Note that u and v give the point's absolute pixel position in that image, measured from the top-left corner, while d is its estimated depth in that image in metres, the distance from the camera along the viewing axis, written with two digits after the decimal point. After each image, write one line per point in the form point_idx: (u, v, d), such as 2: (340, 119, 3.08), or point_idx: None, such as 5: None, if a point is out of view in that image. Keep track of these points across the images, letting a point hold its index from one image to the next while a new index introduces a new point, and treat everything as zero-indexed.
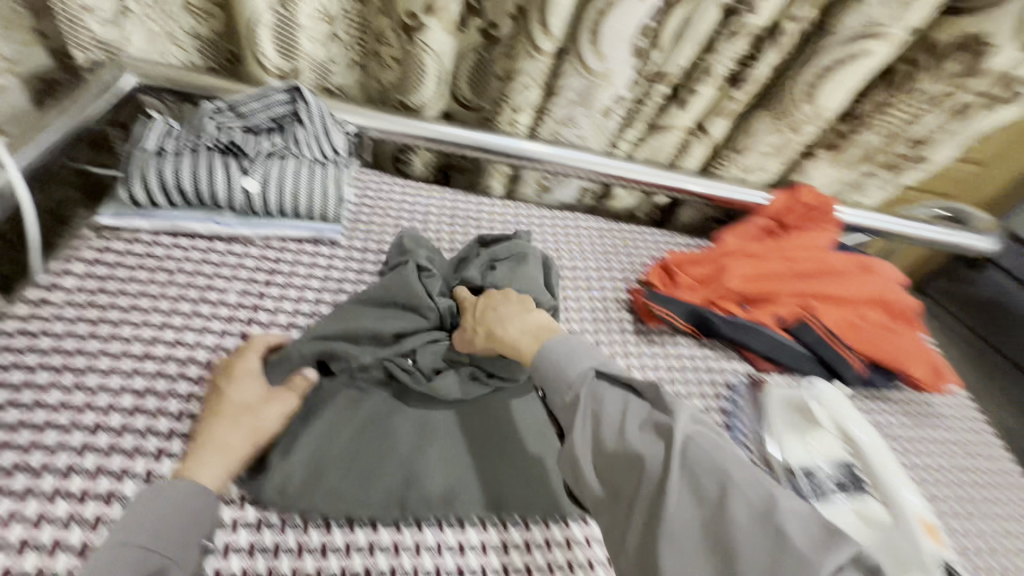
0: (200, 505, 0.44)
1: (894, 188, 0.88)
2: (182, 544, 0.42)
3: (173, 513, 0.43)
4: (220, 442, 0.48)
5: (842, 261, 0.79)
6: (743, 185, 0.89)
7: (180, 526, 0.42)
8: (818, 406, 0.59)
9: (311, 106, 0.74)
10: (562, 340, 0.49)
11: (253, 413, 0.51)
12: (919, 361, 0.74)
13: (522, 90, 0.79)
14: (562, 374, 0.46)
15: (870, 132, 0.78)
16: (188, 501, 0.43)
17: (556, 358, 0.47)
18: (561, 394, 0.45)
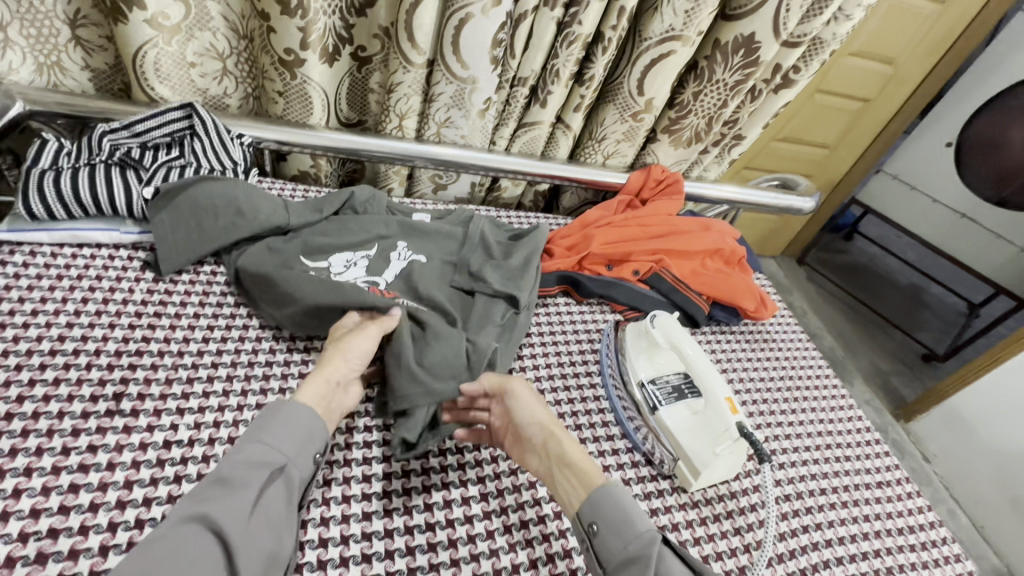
0: (309, 423, 0.57)
1: (724, 162, 1.09)
2: (303, 457, 0.55)
3: (291, 426, 0.55)
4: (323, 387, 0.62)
5: (685, 222, 0.96)
6: (604, 168, 1.04)
7: (291, 433, 0.55)
8: (653, 329, 0.73)
9: (205, 121, 0.81)
10: (606, 496, 0.57)
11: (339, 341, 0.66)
12: (675, 277, 0.90)
13: (403, 97, 0.90)
14: (631, 526, 0.55)
15: (692, 117, 0.96)
16: (303, 421, 0.56)
17: (622, 511, 0.55)
18: (622, 541, 0.54)
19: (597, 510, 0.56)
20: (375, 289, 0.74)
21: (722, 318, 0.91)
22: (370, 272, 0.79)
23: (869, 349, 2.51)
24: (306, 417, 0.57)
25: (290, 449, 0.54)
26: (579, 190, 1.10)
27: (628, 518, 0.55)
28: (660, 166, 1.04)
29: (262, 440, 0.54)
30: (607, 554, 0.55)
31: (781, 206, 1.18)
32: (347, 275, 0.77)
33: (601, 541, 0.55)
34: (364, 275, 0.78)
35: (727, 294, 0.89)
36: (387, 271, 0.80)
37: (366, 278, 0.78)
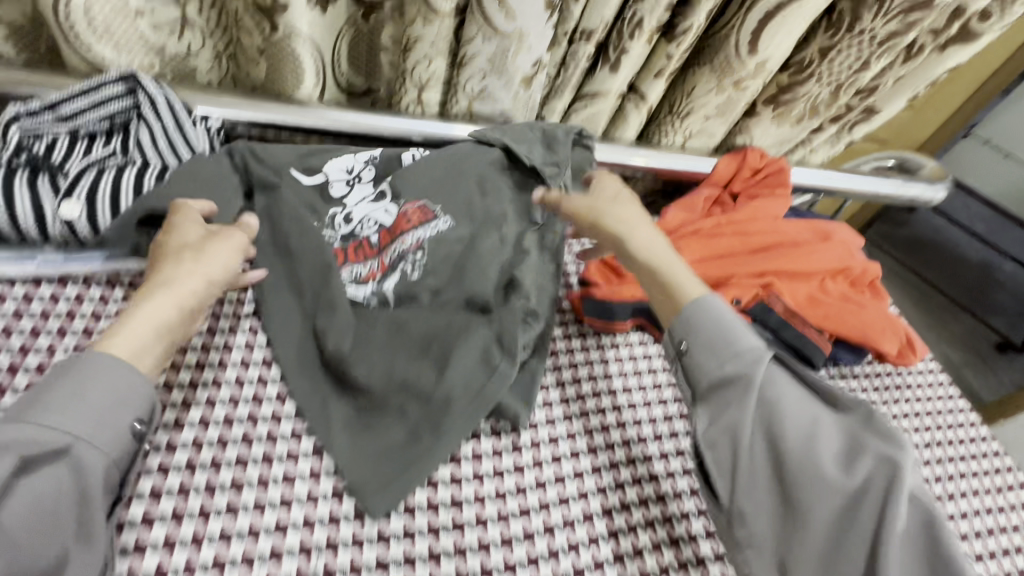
0: (125, 389, 0.43)
1: (840, 143, 0.83)
2: (107, 430, 0.41)
3: (98, 389, 0.42)
4: (164, 285, 0.48)
5: (796, 229, 0.72)
6: (685, 151, 0.79)
7: (99, 403, 0.41)
8: None
9: (153, 99, 0.58)
10: (705, 316, 0.52)
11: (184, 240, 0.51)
12: (789, 308, 0.66)
13: (423, 60, 0.66)
14: (732, 344, 0.51)
15: (815, 83, 0.70)
16: (110, 381, 0.42)
17: (715, 328, 0.51)
18: (717, 360, 0.51)
19: (692, 327, 0.52)
20: (386, 235, 0.61)
21: (847, 361, 0.69)
22: (379, 185, 0.64)
23: (935, 339, 2.25)
24: (129, 371, 0.43)
25: (104, 437, 0.41)
26: (646, 179, 0.86)
27: (722, 332, 0.51)
28: (757, 150, 0.79)
29: (40, 418, 0.40)
30: (698, 372, 0.52)
31: (901, 196, 0.93)
32: (350, 197, 0.62)
33: (691, 360, 0.52)
34: (373, 190, 0.64)
35: (860, 332, 0.66)
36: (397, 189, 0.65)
37: (375, 194, 0.63)
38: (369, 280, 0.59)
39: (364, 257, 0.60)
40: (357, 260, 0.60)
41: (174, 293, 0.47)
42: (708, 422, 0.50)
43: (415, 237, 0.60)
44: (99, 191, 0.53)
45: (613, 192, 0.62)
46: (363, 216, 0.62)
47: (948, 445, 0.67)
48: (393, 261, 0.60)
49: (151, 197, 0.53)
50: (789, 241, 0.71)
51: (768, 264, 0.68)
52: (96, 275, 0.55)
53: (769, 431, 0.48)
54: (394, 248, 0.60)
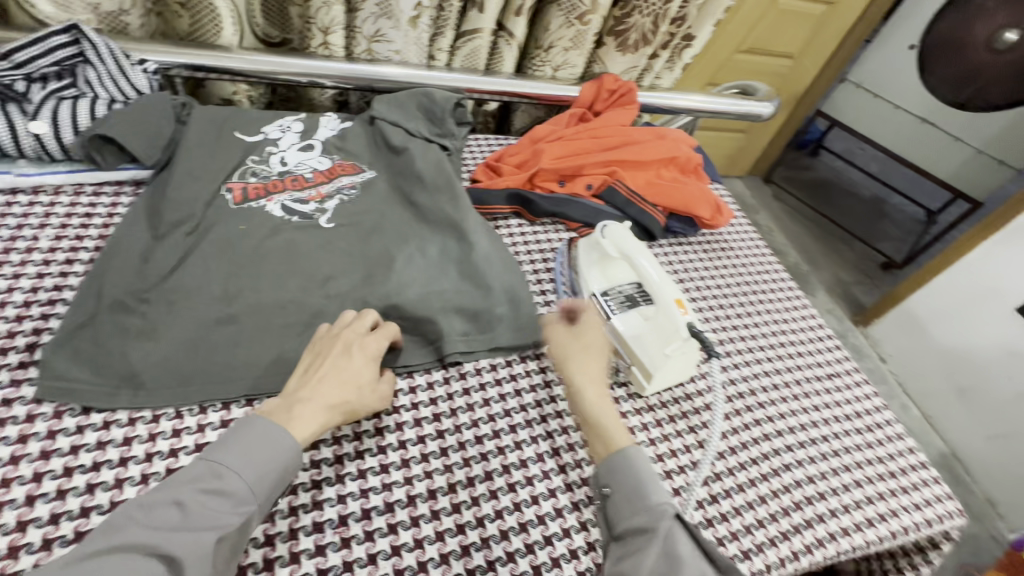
0: (290, 458, 0.48)
1: (679, 68, 1.03)
2: (268, 500, 0.47)
3: (266, 453, 0.47)
4: (354, 389, 0.54)
5: (637, 132, 0.92)
6: (553, 79, 0.97)
7: (252, 448, 0.47)
8: (604, 239, 0.70)
9: (96, 44, 0.72)
10: (626, 460, 0.54)
11: (363, 394, 0.56)
12: (628, 189, 0.86)
13: (322, 6, 0.81)
14: (644, 499, 0.52)
15: (638, 15, 0.89)
16: (287, 455, 0.48)
17: (636, 477, 0.53)
18: (631, 511, 0.51)
19: (614, 476, 0.54)
20: (320, 173, 0.76)
21: (679, 230, 0.89)
22: (303, 138, 0.81)
23: (830, 262, 2.56)
24: (288, 444, 0.48)
25: (262, 492, 0.46)
26: (529, 108, 1.05)
27: (643, 485, 0.52)
28: (610, 75, 0.98)
29: (228, 467, 0.45)
30: (616, 522, 0.52)
31: (739, 115, 1.15)
32: (282, 141, 0.79)
33: (612, 506, 0.53)
34: (298, 140, 0.80)
35: (684, 203, 0.87)
36: (319, 133, 0.82)
37: (301, 144, 0.80)
38: (309, 201, 0.73)
39: (301, 187, 0.75)
40: (299, 188, 0.74)
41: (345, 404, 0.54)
42: (615, 563, 0.49)
43: (347, 181, 0.77)
44: (59, 115, 0.66)
45: (573, 340, 0.63)
46: (296, 161, 0.78)
47: (753, 282, 0.87)
48: (330, 192, 0.75)
49: (101, 125, 0.66)
50: (630, 140, 0.90)
51: (611, 157, 0.87)
52: (64, 187, 0.69)
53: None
54: (329, 185, 0.76)
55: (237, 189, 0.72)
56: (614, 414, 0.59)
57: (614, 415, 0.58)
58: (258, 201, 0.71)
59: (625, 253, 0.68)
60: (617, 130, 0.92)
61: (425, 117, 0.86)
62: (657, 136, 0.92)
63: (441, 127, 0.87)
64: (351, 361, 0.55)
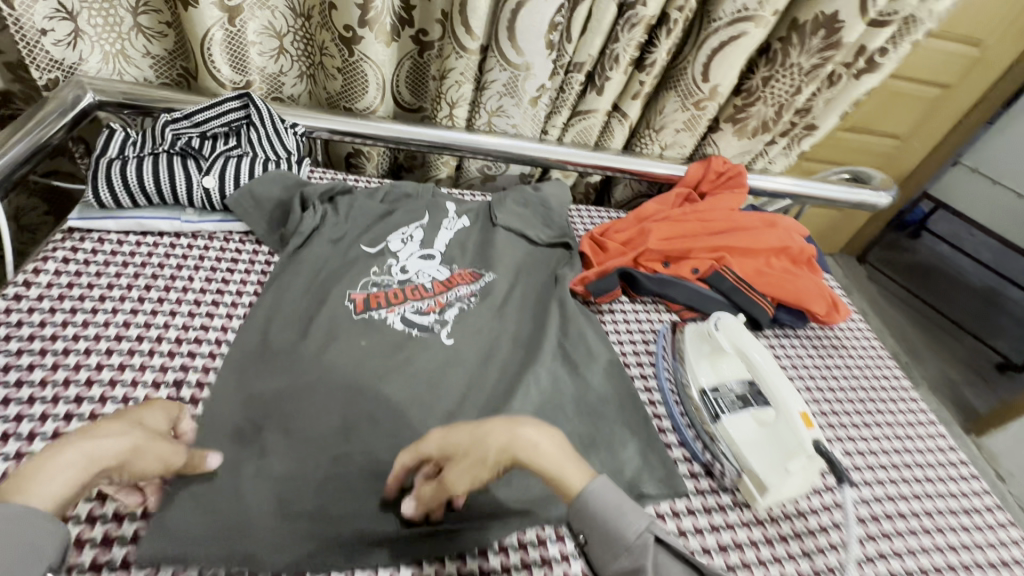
0: (34, 535, 0.38)
1: (793, 155, 1.01)
2: None
3: (12, 533, 0.38)
4: (131, 428, 0.48)
5: (748, 217, 0.90)
6: (661, 159, 0.98)
7: (25, 547, 0.38)
8: (717, 333, 0.68)
9: (262, 109, 0.81)
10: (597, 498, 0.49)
11: (143, 415, 0.51)
12: (736, 276, 0.84)
13: (454, 85, 0.88)
14: (619, 536, 0.47)
15: (761, 104, 0.90)
16: (31, 529, 0.38)
17: (608, 513, 0.48)
18: (612, 552, 0.48)
19: (587, 520, 0.49)
20: (440, 284, 0.77)
21: (788, 322, 0.85)
22: (424, 246, 0.82)
23: (935, 356, 2.32)
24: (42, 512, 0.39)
25: None
26: (633, 183, 1.06)
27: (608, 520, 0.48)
28: (720, 157, 0.98)
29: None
30: (602, 565, 0.49)
31: (853, 204, 1.10)
32: (402, 252, 0.80)
33: (594, 552, 0.49)
34: (419, 248, 0.81)
35: (797, 295, 0.83)
36: (437, 240, 0.83)
37: (422, 253, 0.81)
38: (429, 312, 0.73)
39: (420, 297, 0.75)
40: (418, 297, 0.74)
41: (129, 448, 0.46)
42: None
43: (466, 290, 0.77)
44: (226, 172, 0.75)
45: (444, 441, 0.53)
46: (416, 268, 0.79)
47: (868, 390, 0.81)
48: (449, 301, 0.75)
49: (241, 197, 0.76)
50: (740, 226, 0.89)
51: (719, 241, 0.86)
52: (217, 233, 0.78)
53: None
54: (448, 294, 0.76)
55: (359, 299, 0.72)
56: (571, 452, 0.52)
57: (549, 460, 0.51)
58: (378, 310, 0.72)
59: (739, 350, 0.66)
60: (726, 212, 0.91)
61: (541, 223, 0.90)
62: (771, 221, 0.90)
63: (557, 230, 0.90)
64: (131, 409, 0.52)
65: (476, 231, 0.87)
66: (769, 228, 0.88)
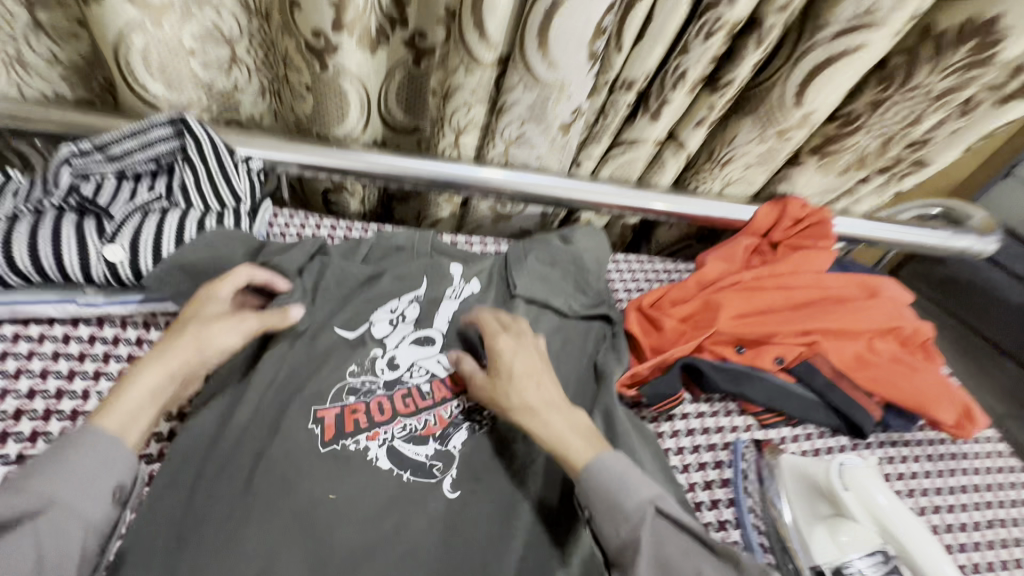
0: (114, 455, 0.42)
1: (888, 194, 0.80)
2: (87, 500, 0.39)
3: (89, 465, 0.40)
4: (195, 333, 0.49)
5: (842, 284, 0.70)
6: (722, 198, 0.77)
7: (89, 475, 0.40)
8: (843, 492, 0.51)
9: (198, 141, 0.59)
10: (601, 470, 0.47)
11: (194, 315, 0.51)
12: (833, 369, 0.64)
13: (462, 107, 0.66)
14: (620, 507, 0.45)
15: (863, 134, 0.68)
16: (107, 449, 0.41)
17: (612, 480, 0.46)
18: (619, 528, 0.45)
19: (589, 494, 0.46)
20: (439, 388, 0.57)
21: (895, 426, 0.65)
22: (420, 325, 0.62)
23: (978, 386, 2.12)
24: (116, 449, 0.42)
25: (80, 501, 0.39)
26: (682, 225, 0.85)
27: (616, 490, 0.45)
28: (798, 198, 0.76)
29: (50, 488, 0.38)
30: (606, 541, 0.46)
31: (952, 250, 0.89)
32: (389, 337, 0.60)
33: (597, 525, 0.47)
34: (413, 329, 0.61)
35: (916, 398, 0.63)
36: (439, 316, 0.63)
37: (416, 335, 0.61)
38: (428, 437, 0.54)
39: (416, 410, 0.55)
40: (411, 413, 0.55)
41: (164, 370, 0.47)
42: None
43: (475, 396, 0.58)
44: (142, 238, 0.54)
45: (486, 381, 0.54)
46: (409, 361, 0.59)
47: (1013, 525, 0.63)
48: (454, 419, 0.56)
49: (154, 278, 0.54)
50: (831, 297, 0.68)
51: (807, 322, 0.66)
52: (132, 318, 0.57)
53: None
54: (451, 403, 0.57)
55: (329, 422, 0.52)
56: (585, 431, 0.50)
57: (580, 433, 0.50)
58: (356, 437, 0.52)
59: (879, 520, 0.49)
60: (813, 276, 0.70)
61: (574, 287, 0.70)
62: (873, 288, 0.69)
63: (595, 297, 0.69)
64: (180, 325, 0.50)
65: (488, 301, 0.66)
66: (872, 301, 0.68)
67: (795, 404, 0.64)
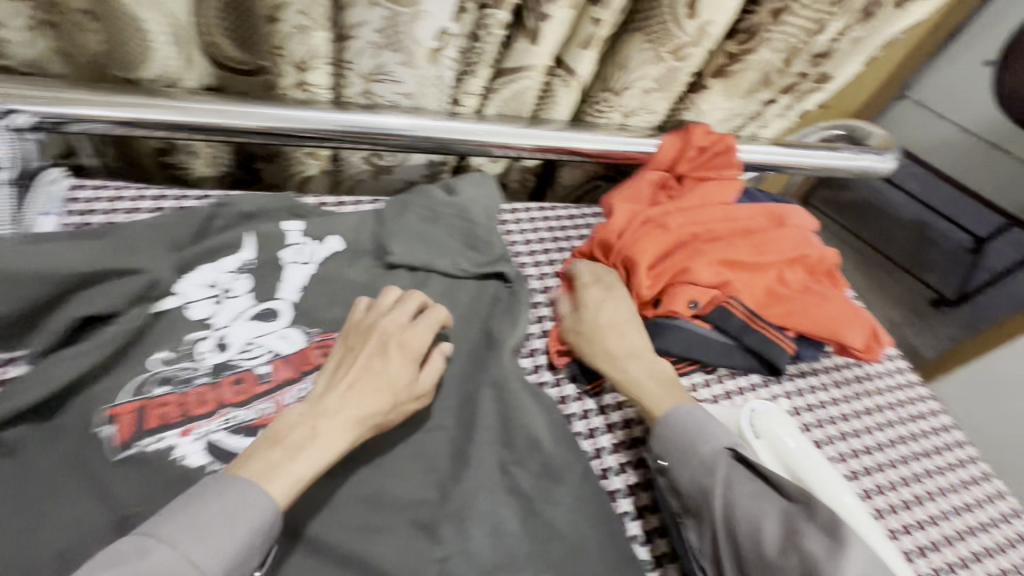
0: (254, 510, 0.36)
1: (791, 117, 0.76)
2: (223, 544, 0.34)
3: (227, 524, 0.35)
4: (376, 374, 0.44)
5: (750, 215, 0.65)
6: (622, 132, 0.70)
7: (222, 528, 0.35)
8: (755, 440, 0.51)
9: None
10: (677, 416, 0.49)
11: (375, 366, 0.45)
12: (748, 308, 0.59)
13: (296, 34, 0.53)
14: (693, 449, 0.47)
15: (764, 50, 0.62)
16: (250, 505, 0.36)
17: (691, 429, 0.48)
18: (693, 470, 0.46)
19: (664, 439, 0.49)
20: (282, 369, 0.48)
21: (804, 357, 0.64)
22: (261, 298, 0.52)
23: (881, 296, 2.21)
24: (261, 501, 0.36)
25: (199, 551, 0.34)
26: (584, 164, 0.78)
27: (694, 438, 0.47)
28: (701, 125, 0.70)
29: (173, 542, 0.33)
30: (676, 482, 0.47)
31: (855, 173, 0.88)
32: (218, 316, 0.50)
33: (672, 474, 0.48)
34: (253, 303, 0.51)
35: (827, 327, 0.60)
36: (288, 286, 0.53)
37: (257, 310, 0.51)
38: (262, 426, 0.45)
39: (247, 397, 0.46)
40: (241, 402, 0.45)
41: (335, 415, 0.41)
42: (698, 534, 0.45)
43: None
44: None
45: (612, 312, 0.58)
46: (243, 339, 0.49)
47: (915, 441, 0.63)
48: (298, 405, 0.46)
49: None
50: (740, 230, 0.64)
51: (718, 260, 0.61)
52: None
53: (727, 532, 0.43)
54: (296, 386, 0.47)
55: (125, 417, 0.42)
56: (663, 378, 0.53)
57: (653, 380, 0.53)
58: (161, 434, 0.42)
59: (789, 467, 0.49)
60: (722, 210, 0.65)
61: (461, 244, 0.61)
62: (780, 218, 0.66)
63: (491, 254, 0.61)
64: (385, 363, 0.45)
65: (362, 270, 0.56)
66: (781, 229, 0.64)
67: (707, 349, 0.60)
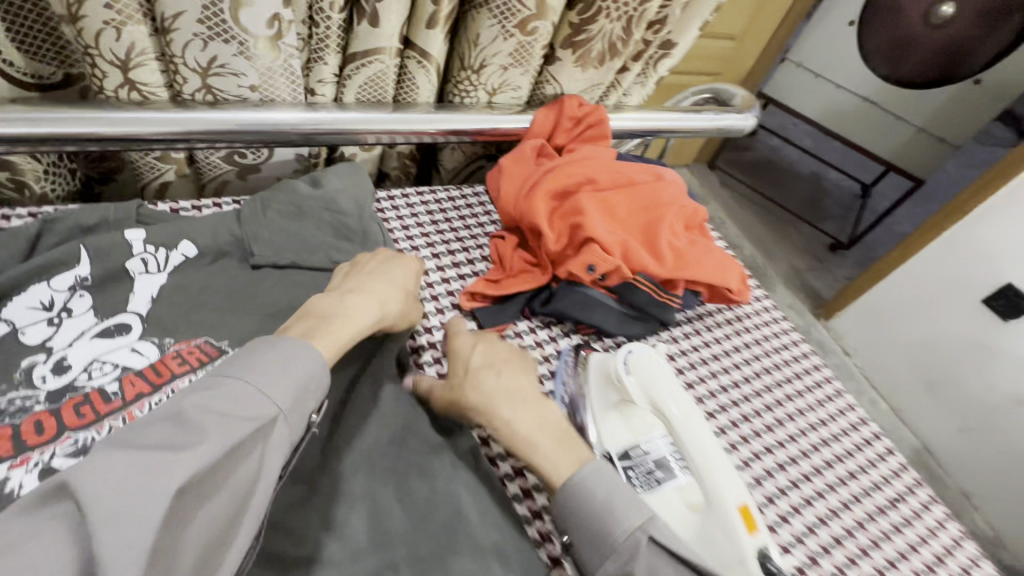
0: (309, 366, 0.39)
1: (651, 83, 0.80)
2: (294, 404, 0.37)
3: (290, 370, 0.37)
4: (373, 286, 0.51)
5: (632, 172, 0.69)
6: (491, 109, 0.70)
7: (281, 378, 0.37)
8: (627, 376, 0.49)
9: None
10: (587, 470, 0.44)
11: (382, 278, 0.52)
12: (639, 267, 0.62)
13: (106, 29, 0.50)
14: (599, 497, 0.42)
15: (605, 19, 0.65)
16: (307, 362, 0.39)
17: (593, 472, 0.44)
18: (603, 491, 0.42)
19: (566, 500, 0.43)
20: (133, 381, 0.45)
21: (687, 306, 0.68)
22: (108, 313, 0.49)
23: (781, 246, 2.36)
24: (316, 358, 0.39)
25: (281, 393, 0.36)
26: (463, 146, 0.79)
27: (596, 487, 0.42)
28: (573, 97, 0.72)
29: (244, 378, 0.36)
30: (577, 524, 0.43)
31: (722, 132, 0.93)
32: (58, 338, 0.46)
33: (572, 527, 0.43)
34: (99, 320, 0.49)
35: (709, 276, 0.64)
36: (139, 299, 0.50)
37: (106, 326, 0.48)
38: None
39: (93, 415, 0.43)
40: (88, 423, 0.42)
41: (367, 310, 0.48)
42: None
43: (190, 381, 0.46)
44: None
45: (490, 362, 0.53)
46: (88, 358, 0.46)
47: (777, 370, 0.70)
48: None
49: None
50: (622, 190, 0.66)
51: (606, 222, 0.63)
52: None
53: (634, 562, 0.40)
54: (150, 395, 0.45)
55: None
56: (559, 431, 0.47)
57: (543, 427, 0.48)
58: None
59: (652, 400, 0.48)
60: (605, 173, 0.67)
61: (331, 236, 0.60)
62: (656, 177, 0.70)
63: (363, 243, 0.61)
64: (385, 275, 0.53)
65: (223, 273, 0.54)
66: (659, 185, 0.68)
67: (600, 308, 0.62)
